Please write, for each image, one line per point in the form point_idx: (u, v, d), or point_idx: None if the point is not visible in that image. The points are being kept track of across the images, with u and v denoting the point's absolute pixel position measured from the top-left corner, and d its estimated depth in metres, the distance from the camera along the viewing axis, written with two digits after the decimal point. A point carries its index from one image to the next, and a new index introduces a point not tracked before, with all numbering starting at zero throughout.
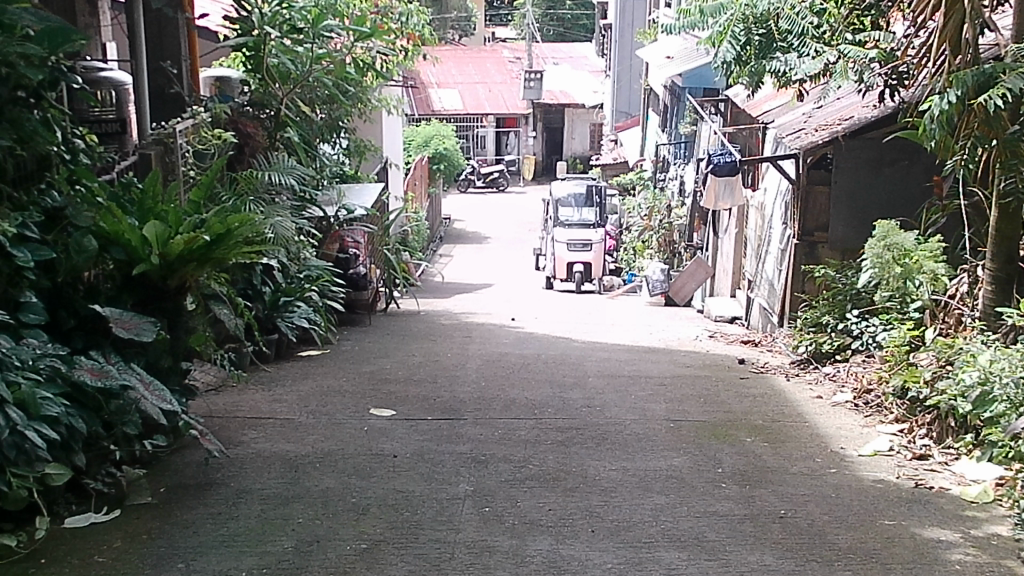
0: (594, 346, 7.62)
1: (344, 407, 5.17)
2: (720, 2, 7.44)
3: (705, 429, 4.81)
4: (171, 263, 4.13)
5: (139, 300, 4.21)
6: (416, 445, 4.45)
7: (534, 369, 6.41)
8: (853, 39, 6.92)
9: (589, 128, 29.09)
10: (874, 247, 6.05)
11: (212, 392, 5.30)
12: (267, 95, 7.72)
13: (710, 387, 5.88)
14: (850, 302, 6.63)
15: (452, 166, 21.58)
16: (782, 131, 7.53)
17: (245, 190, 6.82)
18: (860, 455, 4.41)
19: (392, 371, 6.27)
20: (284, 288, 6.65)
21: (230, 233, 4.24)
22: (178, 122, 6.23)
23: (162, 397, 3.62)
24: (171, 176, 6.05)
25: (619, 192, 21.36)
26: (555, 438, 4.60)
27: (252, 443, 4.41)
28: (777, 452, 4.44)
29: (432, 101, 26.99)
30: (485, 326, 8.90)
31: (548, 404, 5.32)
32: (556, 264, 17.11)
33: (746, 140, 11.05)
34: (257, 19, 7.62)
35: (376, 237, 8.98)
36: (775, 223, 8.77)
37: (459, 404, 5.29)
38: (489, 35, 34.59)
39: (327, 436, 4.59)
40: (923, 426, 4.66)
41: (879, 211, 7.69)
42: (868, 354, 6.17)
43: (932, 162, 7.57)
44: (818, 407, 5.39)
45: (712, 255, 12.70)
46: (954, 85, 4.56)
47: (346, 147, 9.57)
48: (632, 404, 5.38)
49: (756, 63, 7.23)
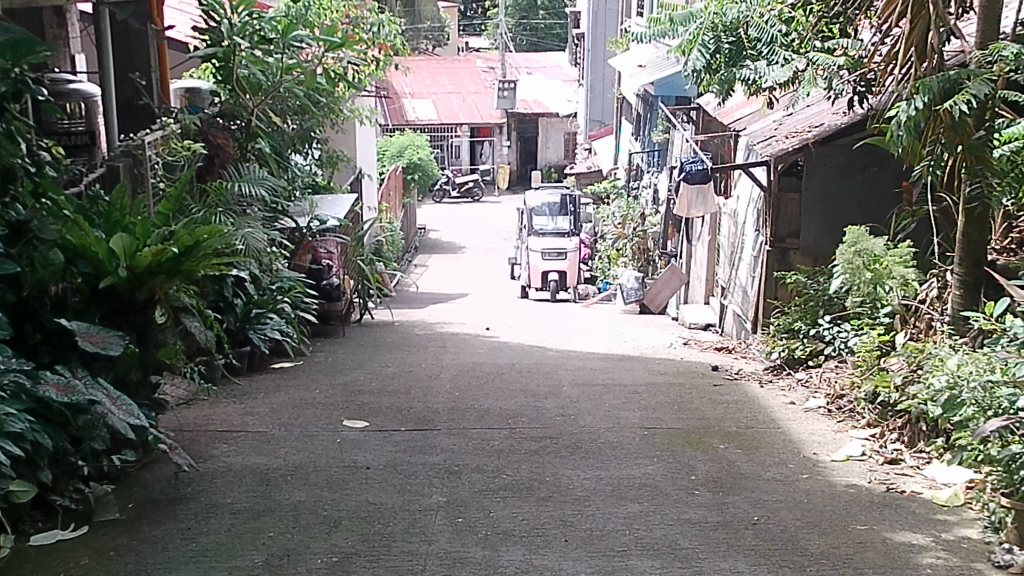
0: (569, 355, 7.63)
1: (316, 419, 5.14)
2: (690, 11, 7.64)
3: (678, 437, 4.82)
4: (139, 275, 4.11)
5: (105, 313, 4.20)
6: (389, 457, 4.42)
7: (508, 378, 6.40)
8: (822, 46, 6.93)
9: (563, 137, 29.13)
10: (845, 252, 6.05)
11: (183, 406, 5.26)
12: (237, 107, 7.71)
13: (684, 394, 5.89)
14: (822, 308, 6.66)
15: (427, 176, 21.56)
16: (752, 138, 7.58)
17: (215, 202, 6.68)
18: (832, 460, 4.43)
19: (365, 382, 6.24)
20: (256, 300, 6.57)
21: (199, 245, 4.21)
22: (148, 133, 6.21)
23: (129, 411, 3.56)
24: (140, 188, 5.99)
25: (593, 200, 21.41)
26: (529, 447, 4.60)
27: (223, 457, 4.37)
28: (750, 458, 4.45)
29: (405, 111, 27.00)
30: (459, 336, 8.89)
31: (522, 413, 5.31)
32: (531, 273, 17.13)
33: (718, 147, 11.10)
34: (225, 30, 7.60)
35: (349, 248, 8.93)
36: (748, 230, 8.81)
37: (432, 414, 5.27)
38: (462, 45, 34.63)
39: (300, 448, 4.56)
40: (894, 431, 4.69)
41: (849, 217, 7.75)
42: (840, 360, 6.20)
43: (900, 168, 7.66)
44: (791, 412, 5.41)
45: (686, 262, 12.74)
46: (921, 91, 4.59)
47: (318, 158, 9.55)
48: (605, 412, 5.38)
49: (725, 71, 7.38)
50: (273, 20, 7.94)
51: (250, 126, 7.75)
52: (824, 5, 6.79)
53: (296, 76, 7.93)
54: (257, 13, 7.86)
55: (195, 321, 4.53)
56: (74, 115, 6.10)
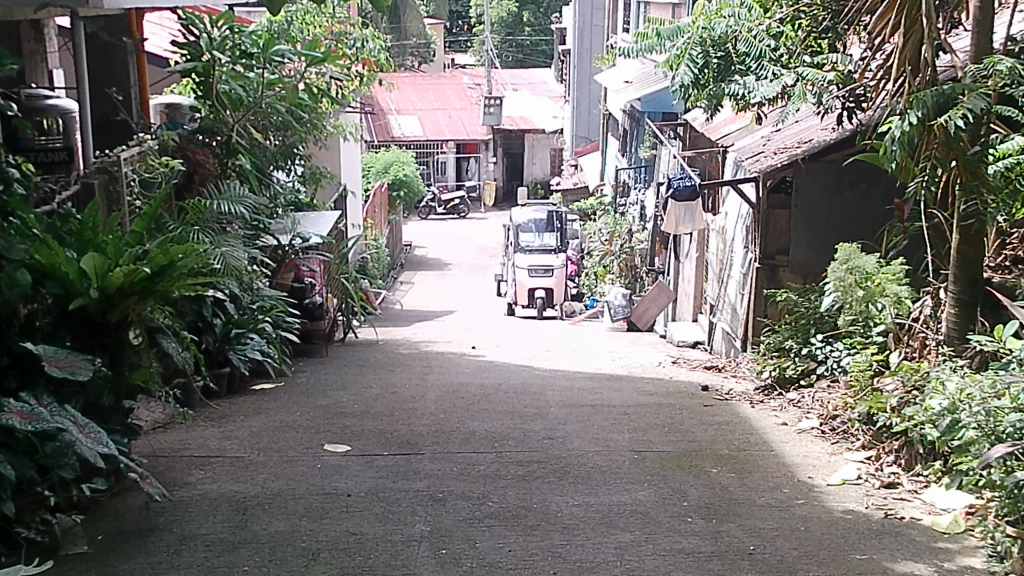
0: (556, 374, 7.49)
1: (296, 443, 4.99)
2: (678, 25, 7.53)
3: (670, 460, 4.69)
4: (111, 296, 3.99)
5: (76, 336, 4.07)
6: (372, 483, 4.27)
7: (494, 400, 6.25)
8: (811, 61, 6.83)
9: (549, 153, 29.09)
10: (837, 270, 5.99)
11: (159, 430, 5.10)
12: (218, 122, 7.49)
13: (674, 415, 5.75)
14: (813, 326, 6.54)
15: (412, 194, 21.42)
16: (741, 155, 7.49)
17: (193, 220, 6.49)
18: (829, 484, 4.31)
19: (348, 403, 6.09)
20: (236, 318, 6.43)
21: (173, 265, 4.10)
22: (124, 149, 6.03)
23: (97, 439, 3.39)
24: (116, 207, 5.84)
25: (579, 216, 21.32)
26: (516, 472, 4.46)
27: (199, 484, 4.22)
28: (743, 483, 4.32)
29: (391, 127, 26.96)
30: (444, 355, 8.74)
31: (508, 436, 5.17)
32: (517, 290, 16.99)
33: (706, 163, 11.01)
34: (205, 44, 7.53)
35: (332, 265, 8.75)
36: (737, 247, 8.72)
37: (416, 438, 5.12)
38: (448, 61, 34.52)
39: (279, 474, 4.41)
40: (890, 453, 4.58)
41: (839, 235, 7.66)
42: (833, 380, 6.07)
43: (890, 184, 7.57)
44: (784, 434, 5.29)
45: (674, 279, 12.63)
46: (914, 106, 4.49)
47: (301, 174, 9.39)
48: (594, 434, 5.24)
49: (714, 87, 7.25)
50: (254, 35, 7.91)
51: (231, 141, 7.48)
52: (813, 19, 6.80)
53: (278, 92, 7.88)
54: (238, 28, 7.88)
55: (172, 341, 4.42)
56: (51, 130, 5.92)
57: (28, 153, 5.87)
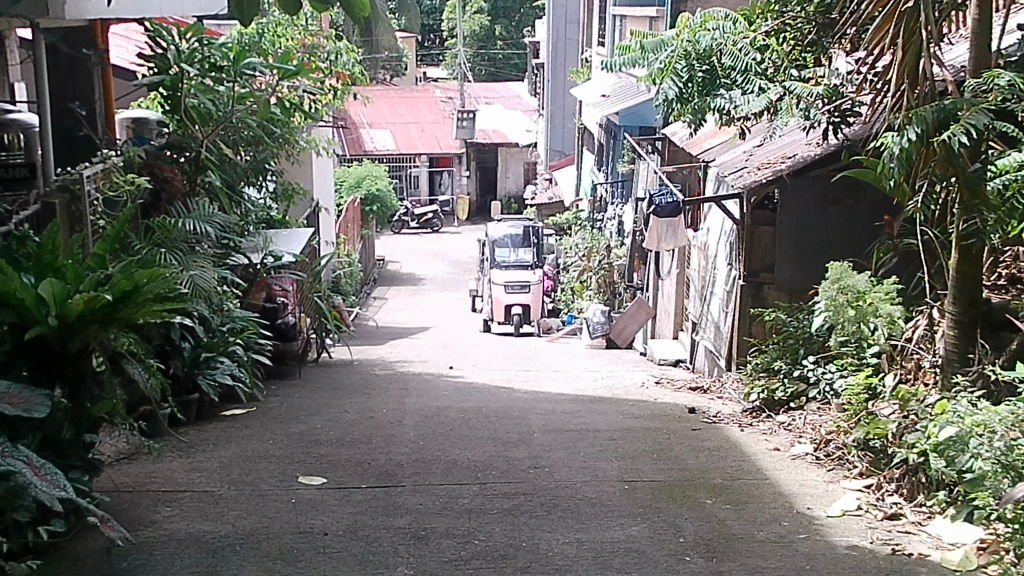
0: (537, 396, 7.28)
1: (269, 476, 4.73)
2: (662, 38, 7.34)
3: (661, 491, 4.49)
4: (70, 324, 3.78)
5: (33, 366, 3.88)
6: (350, 520, 4.03)
7: (475, 425, 6.02)
8: (798, 75, 6.73)
9: (522, 167, 28.98)
10: (828, 289, 5.78)
11: (123, 461, 4.82)
12: (186, 138, 7.19)
13: (662, 440, 5.56)
14: (803, 346, 6.38)
15: (385, 208, 21.18)
16: (724, 169, 7.35)
17: (160, 240, 6.24)
18: (828, 516, 4.11)
19: (323, 430, 5.84)
20: (205, 342, 6.18)
21: (138, 289, 3.87)
22: (87, 166, 5.74)
23: (54, 482, 3.13)
24: (78, 227, 5.56)
25: (555, 230, 21.17)
26: (502, 506, 4.24)
27: (165, 523, 3.97)
28: (742, 516, 4.12)
29: (364, 141, 26.74)
30: (422, 376, 8.50)
31: (491, 466, 4.94)
32: (493, 306, 16.78)
33: (686, 178, 10.86)
34: (172, 56, 7.26)
35: (305, 283, 8.49)
36: (720, 264, 8.56)
37: (396, 468, 4.88)
38: (420, 75, 34.33)
39: (251, 511, 4.16)
40: (892, 482, 4.39)
41: (825, 252, 7.52)
42: (824, 403, 5.87)
43: (878, 200, 7.40)
44: (778, 461, 5.09)
45: (653, 295, 12.47)
46: (914, 122, 4.33)
47: (273, 190, 9.11)
48: (581, 462, 5.03)
49: (699, 101, 7.05)
50: (224, 47, 7.62)
51: (199, 158, 7.19)
52: (798, 32, 6.80)
53: (249, 106, 7.64)
54: (208, 40, 7.58)
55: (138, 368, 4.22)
56: (13, 146, 5.67)
57: None
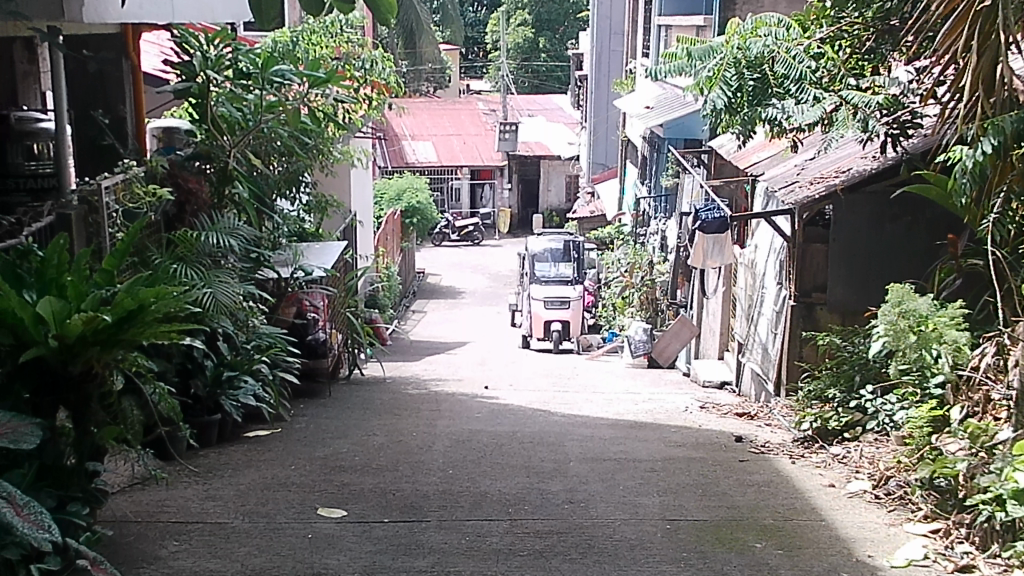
0: (575, 420, 6.93)
1: (287, 507, 4.44)
2: (710, 45, 7.01)
3: (707, 532, 4.13)
4: (70, 346, 3.54)
5: (34, 388, 3.63)
6: (367, 561, 3.73)
7: (508, 452, 5.69)
8: (856, 85, 6.44)
9: (565, 179, 28.64)
10: (888, 313, 5.33)
11: (134, 488, 4.57)
12: (214, 148, 6.94)
13: (708, 473, 5.19)
14: (858, 373, 6.00)
15: (426, 221, 20.92)
16: (773, 183, 6.99)
17: (182, 255, 5.94)
18: (893, 567, 3.72)
19: (348, 455, 5.54)
20: (228, 360, 5.90)
21: (143, 309, 3.59)
22: (106, 177, 5.52)
23: (38, 524, 2.87)
24: (96, 240, 5.35)
25: (596, 245, 20.80)
26: (534, 548, 3.91)
27: (171, 560, 3.69)
28: (795, 564, 3.76)
29: (406, 153, 26.67)
30: (456, 396, 8.19)
31: (524, 500, 4.61)
32: (533, 322, 16.47)
33: (734, 193, 10.54)
34: (198, 62, 6.98)
35: (338, 299, 8.23)
36: (768, 283, 8.18)
37: (421, 500, 4.57)
38: (463, 87, 34.20)
39: (263, 548, 3.87)
40: (961, 527, 4.01)
41: (881, 271, 7.12)
42: (883, 436, 5.51)
43: (938, 216, 6.98)
44: (833, 499, 4.70)
45: (698, 314, 12.09)
46: (990, 131, 4.14)
47: (306, 203, 8.81)
48: (621, 497, 4.68)
49: (748, 111, 6.68)
50: (252, 55, 7.44)
51: (226, 168, 6.95)
52: (855, 39, 6.48)
53: (279, 115, 7.33)
54: (236, 46, 7.38)
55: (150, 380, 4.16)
56: (42, 155, 5.77)
57: (15, 176, 5.70)
